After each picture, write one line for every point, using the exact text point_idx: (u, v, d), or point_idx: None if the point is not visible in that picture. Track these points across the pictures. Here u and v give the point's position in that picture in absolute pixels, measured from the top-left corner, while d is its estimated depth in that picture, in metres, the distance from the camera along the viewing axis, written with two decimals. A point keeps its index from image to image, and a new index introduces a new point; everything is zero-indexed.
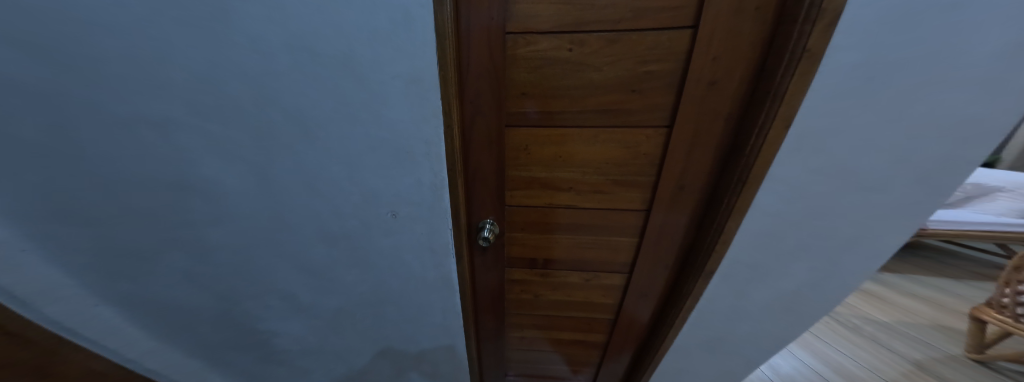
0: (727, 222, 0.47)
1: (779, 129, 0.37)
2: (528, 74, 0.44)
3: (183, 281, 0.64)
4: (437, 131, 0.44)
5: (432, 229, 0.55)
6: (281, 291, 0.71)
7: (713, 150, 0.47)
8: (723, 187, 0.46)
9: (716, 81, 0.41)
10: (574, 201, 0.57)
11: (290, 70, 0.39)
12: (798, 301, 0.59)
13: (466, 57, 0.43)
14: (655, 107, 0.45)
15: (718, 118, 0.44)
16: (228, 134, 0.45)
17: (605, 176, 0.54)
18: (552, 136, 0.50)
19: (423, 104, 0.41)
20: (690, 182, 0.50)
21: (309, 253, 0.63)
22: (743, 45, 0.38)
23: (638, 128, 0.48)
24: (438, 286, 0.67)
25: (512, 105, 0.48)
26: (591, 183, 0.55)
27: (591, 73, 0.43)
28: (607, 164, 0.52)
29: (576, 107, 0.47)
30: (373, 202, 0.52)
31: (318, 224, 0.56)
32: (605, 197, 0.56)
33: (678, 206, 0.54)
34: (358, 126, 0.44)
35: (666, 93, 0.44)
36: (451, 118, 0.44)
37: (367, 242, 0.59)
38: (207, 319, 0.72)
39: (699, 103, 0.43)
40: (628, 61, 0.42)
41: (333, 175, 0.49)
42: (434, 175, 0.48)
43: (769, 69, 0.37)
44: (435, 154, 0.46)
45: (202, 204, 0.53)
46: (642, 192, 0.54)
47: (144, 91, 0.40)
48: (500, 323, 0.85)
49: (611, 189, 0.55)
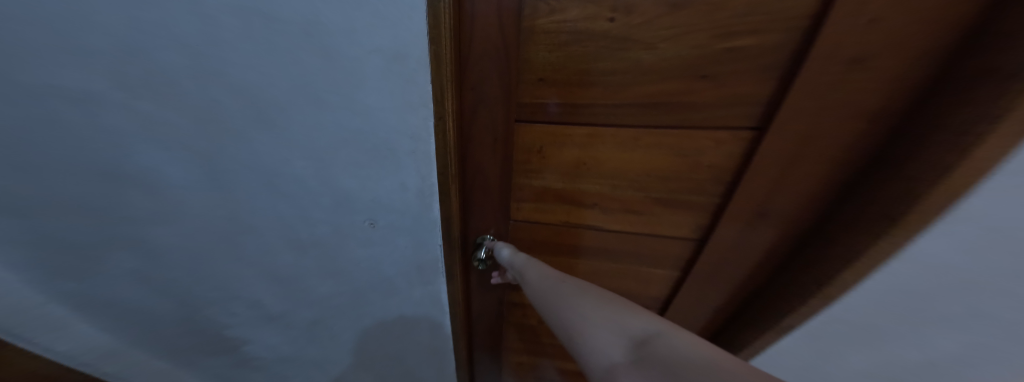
0: (840, 270, 0.33)
1: (1008, 138, 0.21)
2: (548, 55, 0.34)
3: (135, 287, 0.52)
4: (425, 126, 0.34)
5: (420, 243, 0.46)
6: (247, 305, 0.61)
7: (846, 165, 0.33)
8: (851, 219, 0.33)
9: (867, 58, 0.27)
10: (599, 221, 0.48)
11: (238, 36, 0.27)
12: (934, 376, 0.39)
13: (469, 28, 0.32)
14: (723, 101, 0.34)
15: (859, 117, 0.30)
16: (163, 116, 0.32)
17: (645, 193, 0.44)
18: (579, 137, 0.41)
19: (408, 89, 0.31)
20: (786, 207, 0.38)
21: (279, 267, 0.53)
22: (929, 4, 0.24)
23: (693, 131, 0.37)
24: (425, 304, 0.59)
25: (528, 95, 0.38)
26: (623, 200, 0.45)
27: (639, 51, 0.32)
28: (647, 177, 0.42)
29: (615, 99, 0.36)
30: (348, 208, 0.41)
31: (286, 229, 0.46)
32: (643, 220, 0.47)
33: (747, 234, 0.43)
34: (330, 112, 0.33)
35: (750, 83, 0.32)
36: (450, 101, 0.33)
37: (343, 254, 0.49)
38: (148, 342, 0.61)
39: (826, 93, 0.30)
40: (698, 36, 0.31)
41: (298, 171, 0.38)
42: (422, 180, 0.38)
43: (997, 33, 0.22)
44: (423, 153, 0.35)
45: (137, 208, 0.41)
46: (694, 215, 0.45)
47: (26, 58, 0.26)
48: (496, 348, 0.76)
49: (654, 212, 0.46)
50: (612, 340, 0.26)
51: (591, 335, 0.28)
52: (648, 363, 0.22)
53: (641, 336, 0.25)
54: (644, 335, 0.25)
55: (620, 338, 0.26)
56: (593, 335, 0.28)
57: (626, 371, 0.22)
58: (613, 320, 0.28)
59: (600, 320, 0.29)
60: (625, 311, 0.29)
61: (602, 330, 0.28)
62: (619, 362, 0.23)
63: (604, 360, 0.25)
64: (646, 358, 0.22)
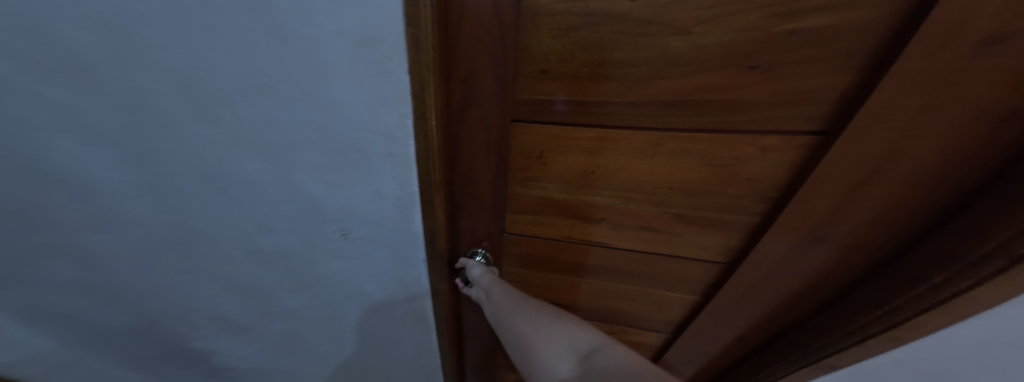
0: (924, 312, 0.27)
1: None
2: (550, 42, 0.29)
3: (79, 299, 0.43)
4: (403, 130, 0.27)
5: (400, 258, 0.40)
6: (204, 325, 0.53)
7: (956, 171, 0.24)
8: (946, 252, 0.25)
9: (1010, 37, 0.18)
10: (602, 238, 0.45)
11: (159, 7, 0.19)
12: None
13: (458, 6, 0.26)
14: (782, 98, 0.27)
15: (983, 114, 0.21)
16: (71, 105, 0.24)
17: (664, 209, 0.39)
18: (584, 141, 0.36)
19: (381, 81, 0.24)
20: (849, 229, 0.31)
21: (245, 285, 0.46)
22: None
23: (722, 136, 0.31)
24: (409, 320, 0.53)
25: (527, 90, 0.33)
26: (638, 216, 0.41)
27: (666, 36, 0.26)
28: (669, 191, 0.37)
29: (631, 96, 0.31)
30: (315, 217, 0.35)
31: (239, 238, 0.38)
32: (661, 238, 0.42)
33: (791, 261, 0.36)
34: (281, 105, 0.25)
35: (818, 79, 0.25)
36: (431, 97, 0.27)
37: (312, 269, 0.42)
38: (94, 359, 0.54)
39: (934, 86, 0.21)
40: (756, 16, 0.23)
41: (250, 175, 0.31)
42: (401, 187, 0.32)
43: None
44: (401, 156, 0.29)
45: (42, 217, 0.33)
46: (724, 236, 0.40)
47: None
48: (489, 366, 0.71)
49: (677, 230, 0.41)
50: (564, 355, 0.37)
51: (549, 353, 0.37)
52: (589, 376, 0.33)
53: (585, 351, 0.36)
54: (589, 349, 0.36)
55: (570, 352, 0.37)
56: (551, 352, 0.37)
57: None
58: (565, 337, 0.38)
59: (556, 337, 0.38)
60: (574, 329, 0.38)
61: (557, 347, 0.37)
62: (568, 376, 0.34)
63: (557, 373, 0.35)
64: (588, 371, 0.33)
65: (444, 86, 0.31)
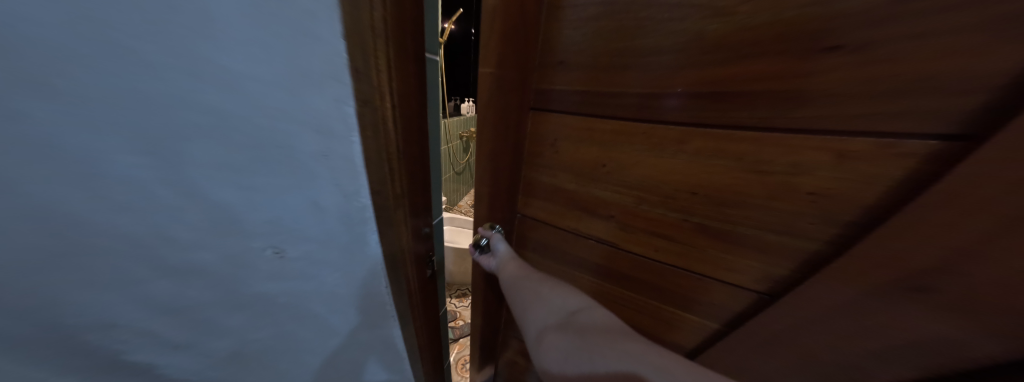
0: None
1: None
2: (572, 34, 0.32)
3: None
4: (342, 122, 0.20)
5: (357, 283, 0.31)
6: None
7: None
8: None
9: None
10: (610, 236, 0.39)
11: None
12: None
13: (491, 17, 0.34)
14: (851, 91, 0.22)
15: None
16: None
17: (683, 216, 0.33)
18: (598, 132, 0.34)
19: (309, 54, 0.17)
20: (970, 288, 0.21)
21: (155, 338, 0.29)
22: None
23: (757, 145, 0.26)
24: (377, 349, 0.44)
25: (546, 81, 0.36)
26: (648, 217, 0.35)
27: (701, 19, 0.25)
28: (690, 194, 0.31)
29: (652, 87, 0.29)
30: (235, 238, 0.24)
31: (121, 286, 0.24)
32: (679, 249, 0.35)
33: (859, 312, 0.26)
34: (162, 84, 0.15)
35: (906, 69, 0.20)
36: (386, 75, 0.21)
37: (232, 302, 0.30)
38: None
39: None
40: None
41: (128, 184, 0.18)
42: (346, 200, 0.23)
43: None
44: (344, 157, 0.21)
45: None
46: (761, 259, 0.31)
47: None
48: (489, 356, 0.66)
49: (696, 243, 0.34)
50: (551, 309, 0.41)
51: (538, 307, 0.41)
52: (566, 327, 0.38)
53: (571, 310, 0.40)
54: (574, 308, 0.40)
55: (557, 309, 0.40)
56: (541, 305, 0.41)
57: (552, 329, 0.39)
58: (558, 297, 0.41)
59: (551, 298, 0.41)
60: (568, 293, 0.41)
61: (546, 304, 0.41)
62: (549, 324, 0.40)
63: (540, 321, 0.40)
64: (567, 324, 0.39)
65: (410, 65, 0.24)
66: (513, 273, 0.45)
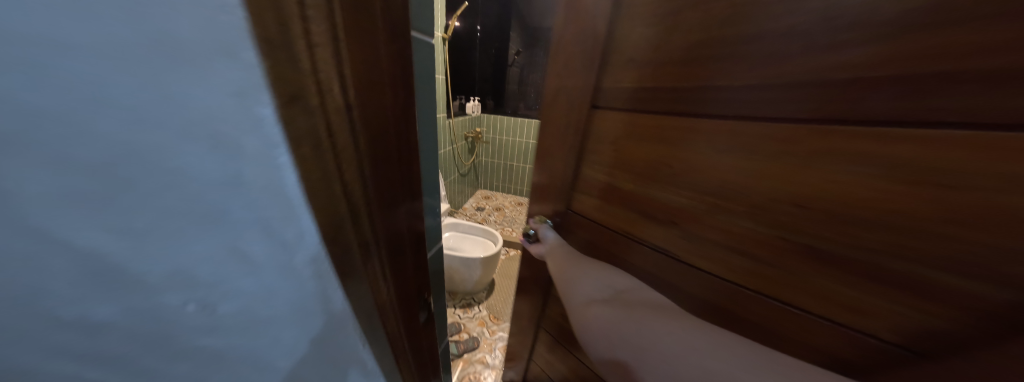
0: None
1: None
2: (643, 31, 0.30)
3: None
4: (255, 132, 0.12)
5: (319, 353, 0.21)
6: None
7: None
8: None
9: None
10: (669, 246, 0.33)
11: None
12: None
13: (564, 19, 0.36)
14: None
15: None
16: None
17: (782, 232, 0.25)
18: (667, 130, 0.30)
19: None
20: None
21: None
22: None
23: (887, 146, 0.20)
24: None
25: (614, 77, 0.33)
26: (727, 229, 0.28)
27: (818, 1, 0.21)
28: (791, 203, 0.24)
29: (745, 79, 0.24)
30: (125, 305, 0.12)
31: None
32: (758, 269, 0.28)
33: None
34: None
35: None
36: (323, 57, 0.13)
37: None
38: None
39: None
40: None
41: None
42: (281, 254, 0.15)
43: None
44: (266, 188, 0.13)
45: None
46: (894, 296, 0.22)
47: None
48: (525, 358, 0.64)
49: (792, 267, 0.26)
50: (597, 287, 0.36)
51: (584, 283, 0.37)
52: (613, 302, 0.33)
53: (620, 290, 0.35)
54: (624, 288, 0.35)
55: (605, 287, 0.36)
56: (586, 280, 0.37)
57: (598, 303, 0.33)
58: (605, 276, 0.37)
59: (597, 277, 0.37)
60: (615, 273, 0.37)
61: (592, 281, 0.37)
62: (595, 299, 0.34)
63: (584, 297, 0.35)
64: (614, 300, 0.33)
65: (400, 41, 0.18)
66: (563, 255, 0.42)
